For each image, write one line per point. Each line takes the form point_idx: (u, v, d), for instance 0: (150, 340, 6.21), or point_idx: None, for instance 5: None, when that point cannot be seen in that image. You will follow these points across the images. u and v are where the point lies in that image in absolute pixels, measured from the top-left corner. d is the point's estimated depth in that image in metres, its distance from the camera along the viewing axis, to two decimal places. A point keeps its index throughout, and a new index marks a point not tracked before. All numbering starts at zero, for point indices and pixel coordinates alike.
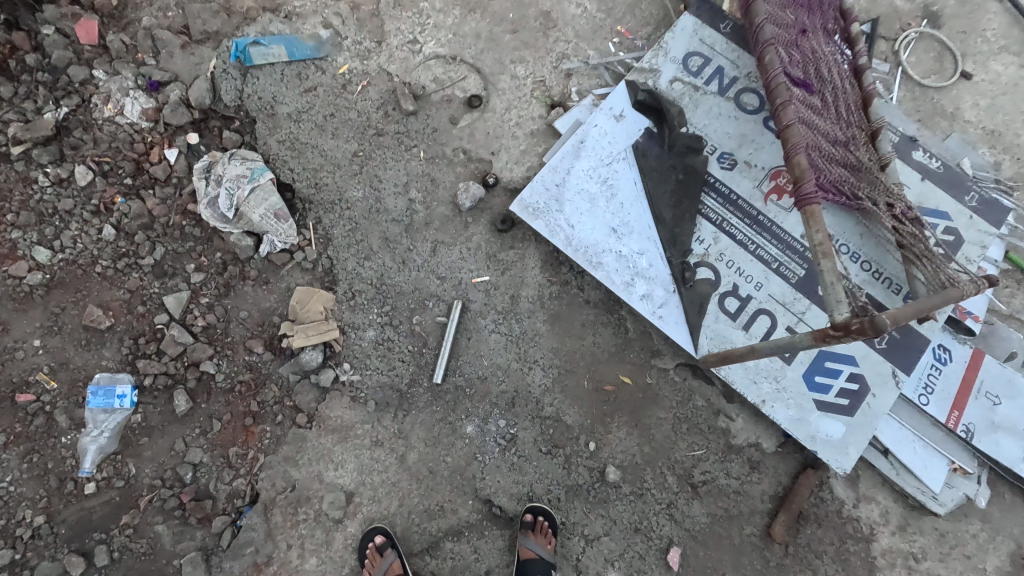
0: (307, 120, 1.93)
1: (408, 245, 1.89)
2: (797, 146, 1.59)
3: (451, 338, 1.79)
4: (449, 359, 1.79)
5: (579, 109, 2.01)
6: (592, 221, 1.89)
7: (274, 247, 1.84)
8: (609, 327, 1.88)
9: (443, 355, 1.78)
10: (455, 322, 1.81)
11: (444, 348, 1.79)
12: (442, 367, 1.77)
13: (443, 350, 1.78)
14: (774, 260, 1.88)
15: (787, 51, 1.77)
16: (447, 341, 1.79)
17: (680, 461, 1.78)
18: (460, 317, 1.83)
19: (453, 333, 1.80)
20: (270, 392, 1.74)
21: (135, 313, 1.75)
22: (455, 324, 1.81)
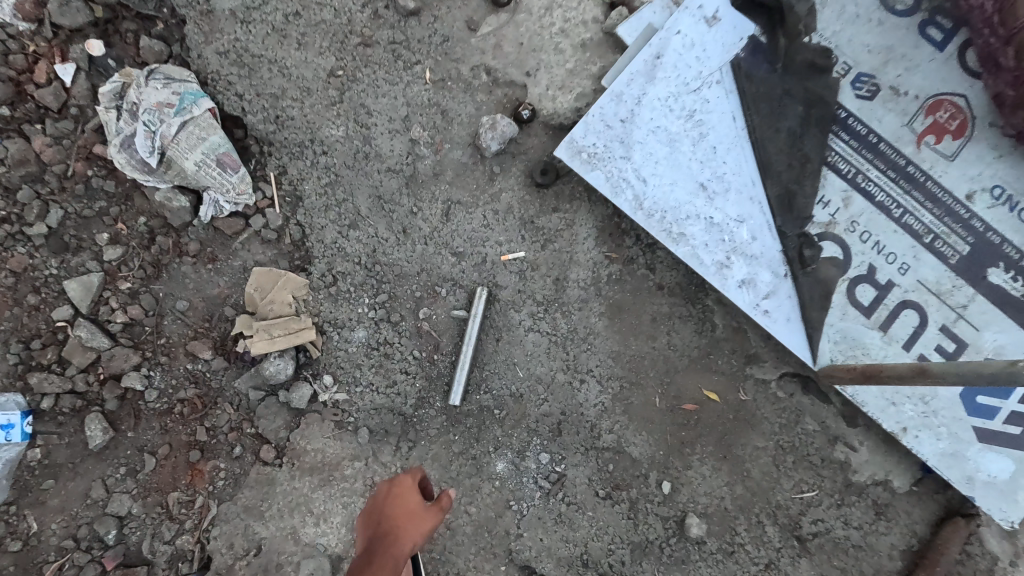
0: (257, 21, 1.31)
1: (412, 207, 1.34)
2: None
3: (473, 341, 1.28)
4: (470, 371, 1.28)
5: (651, 7, 1.38)
6: (672, 174, 1.33)
7: (219, 210, 1.29)
8: (688, 324, 1.37)
9: (462, 365, 1.27)
10: (479, 317, 1.29)
11: (464, 355, 1.27)
12: (461, 384, 1.26)
13: (462, 358, 1.27)
14: (927, 231, 1.33)
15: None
16: (468, 345, 1.28)
17: (783, 507, 1.32)
18: (486, 310, 1.31)
19: (476, 334, 1.29)
20: (224, 416, 1.26)
21: (24, 306, 1.22)
22: (479, 320, 1.30)
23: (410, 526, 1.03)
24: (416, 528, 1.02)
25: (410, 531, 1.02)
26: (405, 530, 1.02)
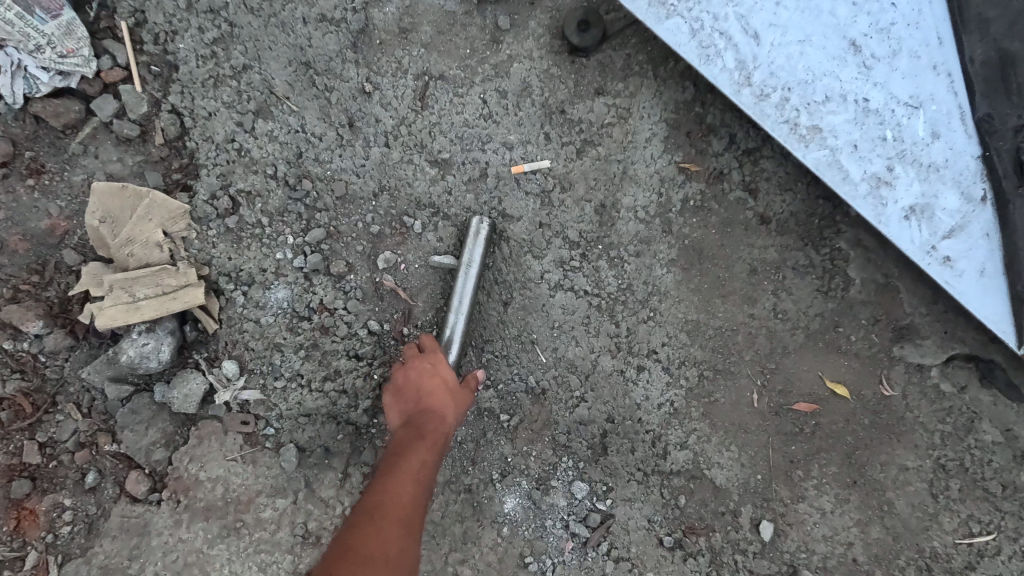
0: None
1: (364, 83, 0.81)
2: None
3: (467, 306, 0.79)
4: (461, 356, 0.79)
5: None
6: (802, 23, 0.78)
7: (35, 88, 0.76)
8: (805, 281, 0.87)
9: (449, 348, 0.78)
10: (475, 269, 0.79)
11: (452, 331, 0.78)
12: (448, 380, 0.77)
13: (449, 335, 0.78)
14: None
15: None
16: (457, 316, 0.79)
17: (944, 560, 0.86)
18: (486, 254, 0.80)
19: (471, 295, 0.79)
20: (67, 425, 0.78)
21: None
22: (477, 271, 0.79)
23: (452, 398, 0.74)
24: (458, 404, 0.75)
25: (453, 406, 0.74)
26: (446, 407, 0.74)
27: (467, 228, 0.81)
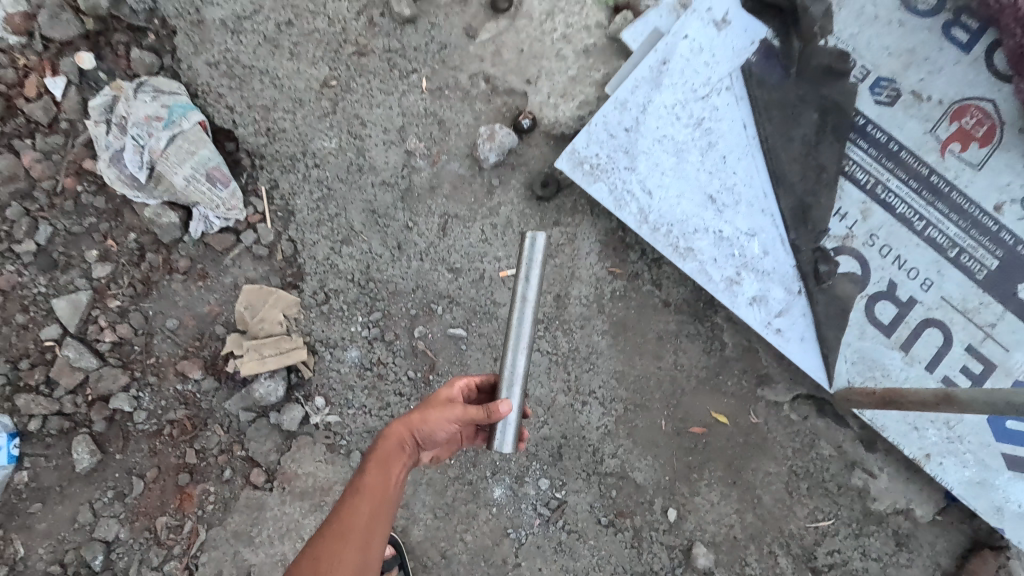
0: (250, 30, 1.30)
1: (406, 221, 1.30)
2: None
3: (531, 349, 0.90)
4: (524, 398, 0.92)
5: (658, 11, 1.33)
6: (679, 185, 1.26)
7: (211, 227, 1.27)
8: (696, 344, 1.29)
9: (510, 387, 0.90)
10: (531, 301, 0.89)
11: (513, 370, 0.91)
12: (511, 431, 0.90)
13: (508, 375, 0.90)
14: (952, 244, 1.26)
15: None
16: (515, 358, 0.90)
17: (797, 537, 1.25)
18: (544, 284, 0.90)
19: (532, 335, 0.90)
20: (213, 438, 1.22)
21: (13, 324, 1.20)
22: (535, 305, 0.90)
23: (430, 417, 0.92)
24: (437, 422, 0.92)
25: (432, 424, 0.92)
26: (422, 424, 0.92)
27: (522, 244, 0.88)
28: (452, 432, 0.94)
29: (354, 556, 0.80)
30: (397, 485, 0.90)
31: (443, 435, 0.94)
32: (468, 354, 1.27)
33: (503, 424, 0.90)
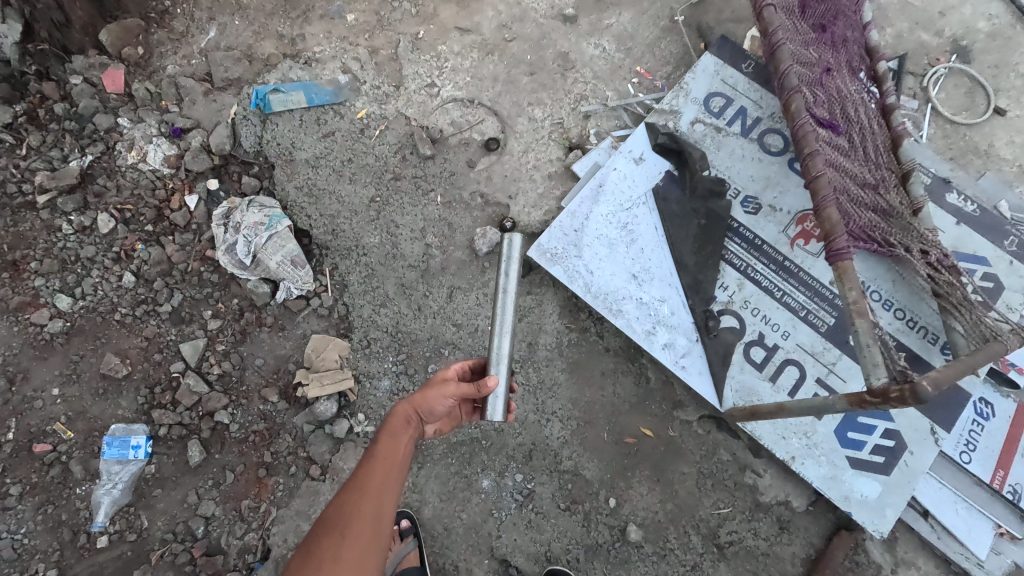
0: (324, 166, 1.96)
1: (424, 291, 1.87)
2: (817, 173, 1.62)
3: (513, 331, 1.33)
4: (510, 370, 1.32)
5: (597, 152, 2.00)
6: (611, 267, 1.84)
7: (291, 294, 1.82)
8: (628, 378, 1.82)
9: (498, 365, 1.31)
10: (509, 298, 1.34)
11: (500, 350, 1.32)
12: (500, 401, 1.28)
13: (495, 356, 1.31)
14: (802, 307, 1.82)
15: (805, 83, 1.84)
16: (500, 342, 1.32)
17: (705, 520, 1.71)
18: (520, 280, 1.35)
19: (513, 321, 1.33)
20: (284, 442, 1.72)
21: (151, 361, 1.74)
22: (514, 297, 1.34)
23: (429, 397, 1.25)
24: (435, 399, 1.25)
25: (431, 400, 1.25)
26: (424, 402, 1.26)
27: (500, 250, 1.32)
28: (448, 405, 1.28)
29: (373, 500, 1.08)
30: (405, 451, 1.20)
31: (440, 409, 1.28)
32: None
33: (494, 395, 1.28)
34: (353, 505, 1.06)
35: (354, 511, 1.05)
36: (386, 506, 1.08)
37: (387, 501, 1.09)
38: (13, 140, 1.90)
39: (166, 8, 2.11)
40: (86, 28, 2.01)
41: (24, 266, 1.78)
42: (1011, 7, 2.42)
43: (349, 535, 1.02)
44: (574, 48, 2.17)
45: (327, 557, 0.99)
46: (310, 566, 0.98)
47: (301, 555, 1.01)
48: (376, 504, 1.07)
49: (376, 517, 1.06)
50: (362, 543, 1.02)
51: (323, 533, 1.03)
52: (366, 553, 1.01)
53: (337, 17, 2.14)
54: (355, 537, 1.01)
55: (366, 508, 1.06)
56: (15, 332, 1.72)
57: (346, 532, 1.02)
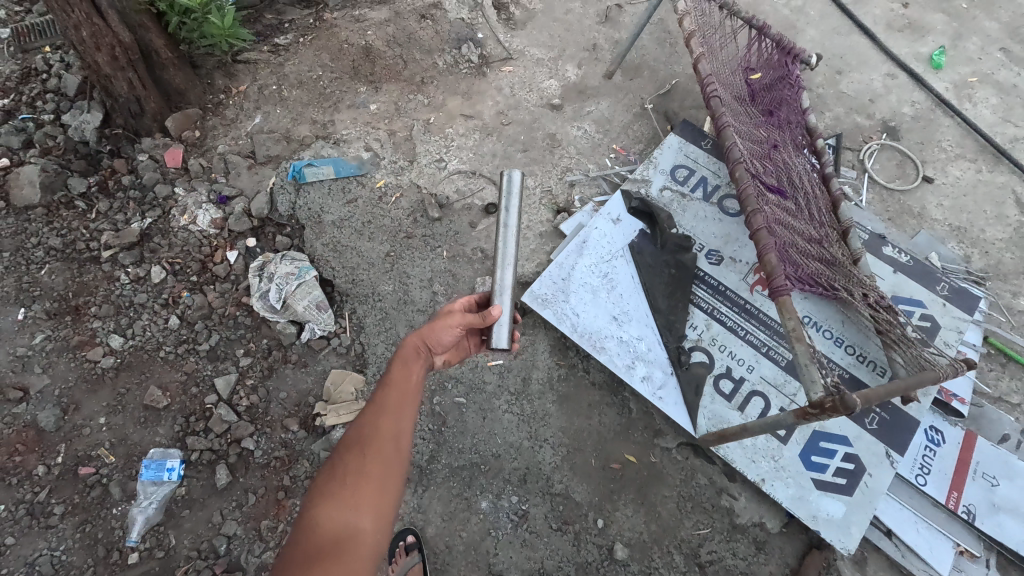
0: (347, 226, 2.29)
1: None
2: (760, 229, 1.93)
3: (515, 261, 1.45)
4: (513, 302, 1.43)
5: (581, 214, 2.34)
6: (595, 309, 2.11)
7: (314, 334, 2.08)
8: (612, 409, 2.03)
9: (502, 295, 1.42)
10: (511, 231, 1.47)
11: (503, 283, 1.43)
12: (504, 330, 1.38)
13: (499, 286, 1.43)
14: (764, 344, 2.07)
15: (750, 156, 2.23)
16: (503, 276, 1.44)
17: (686, 541, 1.86)
18: (520, 214, 1.49)
19: (515, 252, 1.46)
20: (303, 467, 1.90)
21: (189, 393, 1.97)
22: (515, 229, 1.47)
23: (437, 328, 1.35)
24: (441, 331, 1.35)
25: (438, 332, 1.35)
26: (431, 334, 1.35)
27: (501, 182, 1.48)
28: (454, 336, 1.38)
29: (390, 422, 1.21)
30: (417, 380, 1.32)
31: (447, 339, 1.38)
32: (467, 414, 2.00)
33: (498, 325, 1.38)
34: (372, 428, 1.20)
35: (373, 433, 1.19)
36: (402, 428, 1.22)
37: (403, 425, 1.22)
38: (85, 206, 2.25)
39: (220, 100, 2.55)
40: (156, 116, 2.41)
41: (85, 310, 2.05)
42: (930, 95, 2.88)
43: (370, 454, 1.16)
44: (560, 131, 2.60)
45: (352, 473, 1.14)
46: (338, 480, 1.13)
47: (330, 470, 1.16)
48: (394, 425, 1.21)
49: (393, 438, 1.19)
50: (382, 461, 1.16)
51: (346, 452, 1.18)
52: (386, 468, 1.15)
53: (362, 107, 2.58)
54: (375, 456, 1.16)
55: (383, 430, 1.19)
56: (71, 367, 1.96)
57: (367, 452, 1.16)
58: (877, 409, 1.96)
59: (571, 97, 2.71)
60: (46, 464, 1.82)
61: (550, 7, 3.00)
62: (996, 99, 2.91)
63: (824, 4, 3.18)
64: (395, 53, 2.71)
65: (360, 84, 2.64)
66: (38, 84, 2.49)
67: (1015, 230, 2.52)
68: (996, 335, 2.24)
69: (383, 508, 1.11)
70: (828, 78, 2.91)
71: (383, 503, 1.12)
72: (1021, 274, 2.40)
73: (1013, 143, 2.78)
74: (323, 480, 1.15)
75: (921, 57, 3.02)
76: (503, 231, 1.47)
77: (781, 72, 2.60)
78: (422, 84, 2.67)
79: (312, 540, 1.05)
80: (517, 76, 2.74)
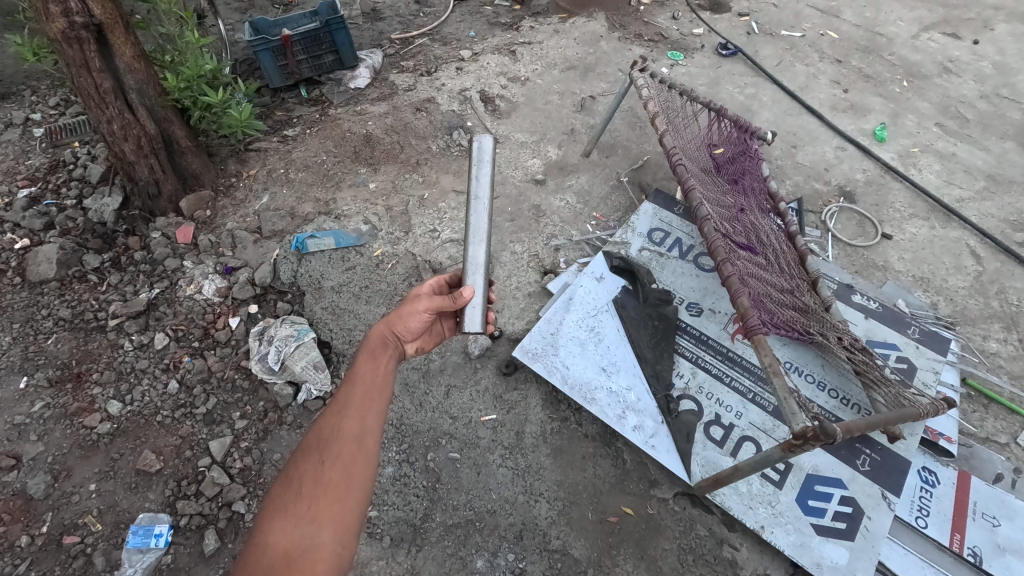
0: (346, 291, 2.41)
1: (425, 388, 2.17)
2: (732, 279, 2.07)
3: (487, 237, 1.55)
4: (485, 281, 1.55)
5: (567, 274, 2.49)
6: (584, 362, 2.18)
7: (310, 394, 2.12)
8: (606, 461, 2.04)
9: (473, 274, 1.54)
10: (484, 208, 1.56)
11: (474, 262, 1.54)
12: (477, 312, 1.52)
13: (470, 265, 1.54)
14: (749, 390, 2.13)
15: (719, 217, 2.43)
16: (474, 258, 1.55)
17: None
18: (490, 186, 1.56)
19: (487, 228, 1.55)
20: None
21: (182, 457, 1.97)
22: (486, 204, 1.56)
23: (404, 316, 1.49)
24: (410, 316, 1.48)
25: (406, 320, 1.49)
26: (398, 324, 1.49)
27: (471, 154, 1.56)
28: (423, 320, 1.50)
29: (352, 424, 1.24)
30: (388, 373, 1.38)
31: (417, 324, 1.51)
32: (462, 470, 2.00)
33: (472, 307, 1.52)
34: (332, 434, 1.23)
35: (334, 440, 1.22)
36: (365, 432, 1.24)
37: (367, 427, 1.25)
38: (96, 279, 2.38)
39: (232, 183, 2.78)
40: (171, 198, 2.61)
41: (86, 377, 2.10)
42: (878, 163, 3.18)
43: (329, 461, 1.19)
44: (544, 202, 2.83)
45: (309, 482, 1.16)
46: (294, 492, 1.15)
47: (288, 480, 1.19)
48: (358, 427, 1.24)
49: (356, 442, 1.22)
50: (343, 469, 1.18)
51: (305, 461, 1.21)
52: (347, 475, 1.17)
53: (363, 185, 2.82)
54: (334, 463, 1.18)
55: (345, 437, 1.22)
56: (67, 434, 1.98)
57: (326, 458, 1.19)
58: (867, 450, 1.99)
59: (553, 173, 2.97)
60: (30, 534, 1.78)
61: (531, 99, 3.38)
62: (939, 166, 3.21)
63: (774, 92, 3.59)
64: (393, 140, 3.01)
65: (361, 166, 2.90)
66: (64, 174, 2.72)
67: (975, 278, 2.68)
68: (973, 376, 2.32)
69: (344, 520, 1.12)
70: (785, 151, 3.23)
71: (344, 516, 1.13)
72: (988, 319, 2.52)
73: (960, 203, 3.03)
74: (280, 492, 1.18)
75: (866, 132, 3.38)
76: (473, 203, 1.55)
77: (741, 147, 2.89)
78: (417, 165, 2.94)
79: (266, 558, 1.06)
80: (504, 156, 3.03)
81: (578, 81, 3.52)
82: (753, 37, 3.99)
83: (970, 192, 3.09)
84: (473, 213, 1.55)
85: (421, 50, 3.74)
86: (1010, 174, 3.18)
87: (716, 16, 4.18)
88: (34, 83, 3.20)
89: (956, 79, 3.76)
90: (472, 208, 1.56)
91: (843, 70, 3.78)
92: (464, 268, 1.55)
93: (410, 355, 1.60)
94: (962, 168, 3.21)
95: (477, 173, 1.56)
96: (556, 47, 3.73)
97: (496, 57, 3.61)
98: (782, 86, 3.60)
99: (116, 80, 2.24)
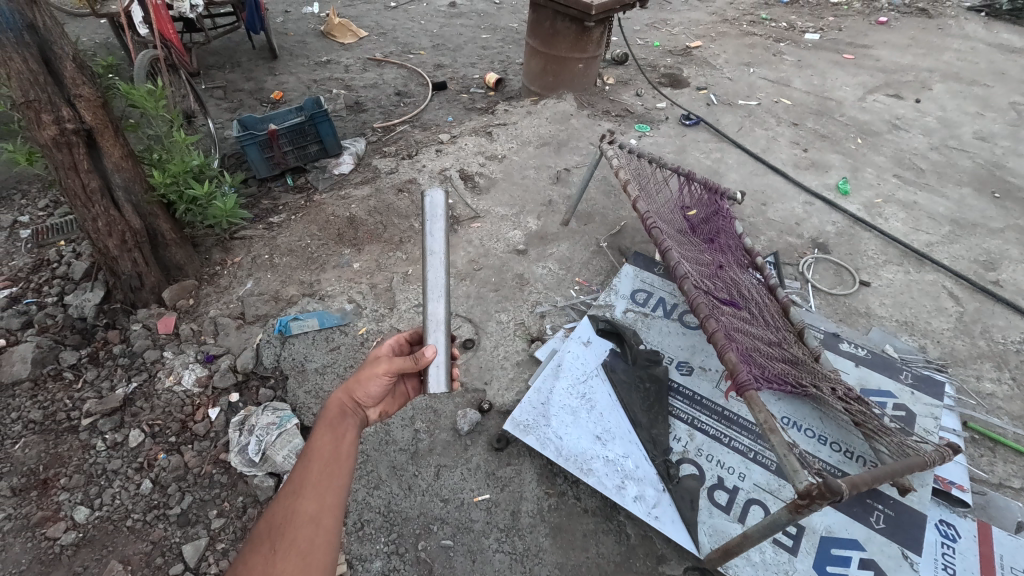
0: (330, 372, 2.37)
1: (414, 471, 2.07)
2: (718, 335, 2.07)
3: (446, 294, 1.53)
4: (447, 338, 1.53)
5: (554, 340, 2.47)
6: (577, 430, 2.11)
7: None
8: (609, 538, 1.92)
9: (434, 331, 1.52)
10: (440, 264, 1.53)
11: (436, 320, 1.51)
12: (441, 370, 1.49)
13: (430, 321, 1.52)
14: (750, 449, 2.07)
15: (698, 276, 2.46)
16: (435, 312, 1.52)
17: None
18: (445, 240, 1.54)
19: (445, 284, 1.53)
20: None
21: (152, 565, 1.82)
22: (442, 258, 1.54)
23: (363, 380, 1.43)
24: (371, 380, 1.43)
25: (366, 384, 1.43)
26: (357, 388, 1.43)
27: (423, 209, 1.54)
28: (384, 383, 1.45)
29: (310, 505, 1.16)
30: (349, 444, 1.31)
31: (377, 388, 1.45)
32: (456, 558, 1.86)
33: (435, 366, 1.49)
34: (287, 518, 1.13)
35: (289, 524, 1.13)
36: (323, 512, 1.16)
37: (326, 505, 1.17)
38: (72, 376, 2.31)
39: (216, 272, 2.81)
40: (154, 289, 2.61)
41: (53, 482, 1.98)
42: (846, 215, 3.31)
43: (283, 550, 1.09)
44: (527, 270, 2.87)
45: None
46: None
47: None
48: (315, 507, 1.16)
49: (313, 524, 1.14)
50: (298, 558, 1.09)
51: (254, 554, 1.10)
52: (302, 563, 1.09)
53: (346, 265, 2.86)
54: (287, 552, 1.09)
55: (300, 521, 1.13)
56: (27, 548, 1.83)
57: (280, 548, 1.10)
58: (880, 506, 1.90)
59: (534, 242, 3.04)
60: None
61: (509, 175, 3.52)
62: (903, 213, 3.35)
63: (738, 155, 3.80)
64: (376, 220, 3.09)
65: (345, 247, 2.95)
66: (48, 272, 2.73)
67: (958, 319, 2.71)
68: (973, 419, 2.28)
69: None
70: (755, 209, 3.36)
71: None
72: (979, 359, 2.52)
73: (931, 247, 3.12)
74: None
75: (830, 187, 3.54)
76: (428, 258, 1.52)
77: (713, 207, 2.98)
78: (400, 242, 3.00)
79: None
80: (485, 230, 3.11)
81: (552, 156, 3.70)
82: (713, 108, 4.27)
83: (938, 236, 3.19)
84: (430, 269, 1.52)
85: (402, 136, 3.94)
86: (971, 218, 3.32)
87: (677, 91, 4.50)
88: (25, 187, 3.30)
89: (905, 134, 4.02)
90: (428, 263, 1.53)
91: (801, 132, 4.03)
92: (425, 326, 1.52)
93: (375, 421, 1.52)
94: (925, 215, 3.34)
95: (431, 229, 1.54)
96: (530, 127, 3.95)
97: (473, 139, 3.81)
98: (745, 149, 3.82)
99: (104, 179, 2.30)
